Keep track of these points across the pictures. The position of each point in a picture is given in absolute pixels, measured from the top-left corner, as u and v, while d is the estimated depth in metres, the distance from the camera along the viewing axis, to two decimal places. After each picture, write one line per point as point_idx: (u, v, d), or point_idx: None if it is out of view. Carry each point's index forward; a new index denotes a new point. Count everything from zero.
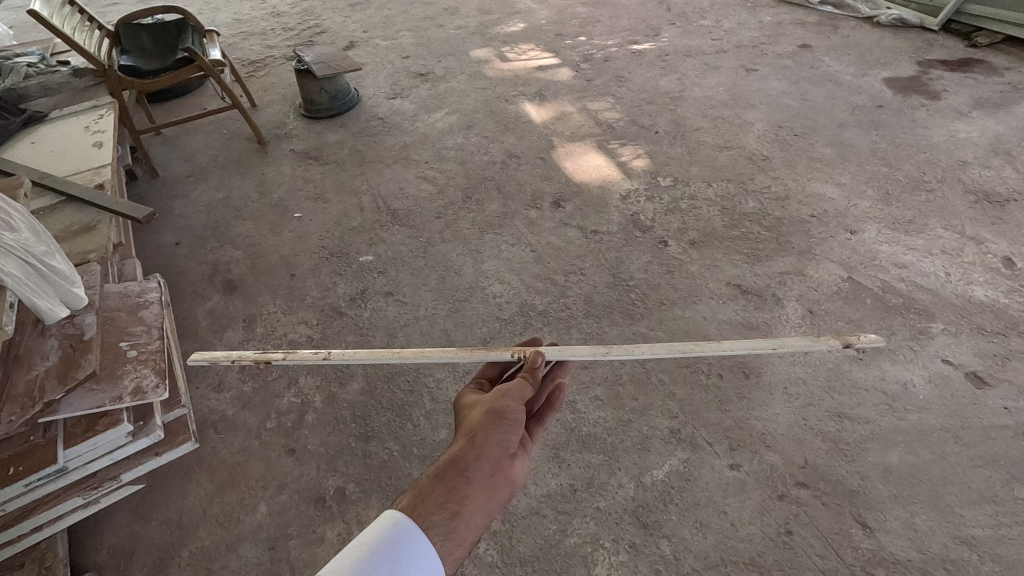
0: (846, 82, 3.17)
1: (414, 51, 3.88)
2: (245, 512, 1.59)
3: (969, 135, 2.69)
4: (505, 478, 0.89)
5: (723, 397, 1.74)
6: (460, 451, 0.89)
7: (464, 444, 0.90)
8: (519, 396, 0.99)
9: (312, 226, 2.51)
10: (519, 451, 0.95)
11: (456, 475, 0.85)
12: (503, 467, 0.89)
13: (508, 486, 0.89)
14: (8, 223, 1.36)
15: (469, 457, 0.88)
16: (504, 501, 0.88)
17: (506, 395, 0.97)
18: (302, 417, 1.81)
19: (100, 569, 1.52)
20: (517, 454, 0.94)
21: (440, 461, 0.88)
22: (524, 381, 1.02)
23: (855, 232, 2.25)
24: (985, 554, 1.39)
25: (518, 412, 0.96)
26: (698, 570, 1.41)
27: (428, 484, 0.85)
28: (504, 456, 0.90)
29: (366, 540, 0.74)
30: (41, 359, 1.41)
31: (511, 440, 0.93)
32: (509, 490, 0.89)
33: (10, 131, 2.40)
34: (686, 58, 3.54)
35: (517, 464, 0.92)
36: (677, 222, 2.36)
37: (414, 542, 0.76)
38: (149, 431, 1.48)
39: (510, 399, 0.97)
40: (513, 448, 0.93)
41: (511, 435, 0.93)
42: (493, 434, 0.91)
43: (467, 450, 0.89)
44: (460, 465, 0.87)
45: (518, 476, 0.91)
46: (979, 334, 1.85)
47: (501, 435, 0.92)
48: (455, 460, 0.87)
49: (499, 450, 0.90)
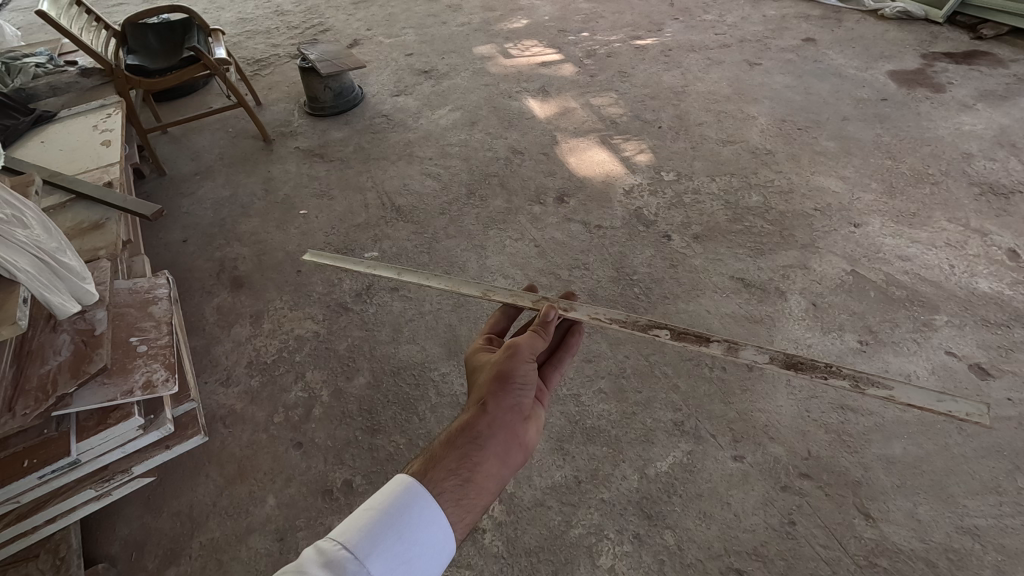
0: (850, 75, 3.16)
1: (418, 48, 3.90)
2: (254, 505, 1.62)
3: (974, 127, 2.68)
4: (517, 444, 0.91)
5: (727, 390, 1.75)
6: (472, 418, 0.90)
7: (476, 410, 0.91)
8: (531, 357, 1.00)
9: (318, 223, 2.53)
10: (531, 414, 0.97)
11: (467, 441, 0.87)
12: (516, 432, 0.91)
13: (520, 450, 0.91)
14: (21, 221, 1.38)
15: (481, 425, 0.89)
16: (517, 465, 0.90)
17: (516, 357, 0.98)
18: (310, 411, 1.83)
19: (112, 560, 1.54)
20: (529, 416, 0.95)
21: (452, 427, 0.90)
22: (535, 340, 1.03)
23: (858, 225, 2.25)
24: (988, 544, 1.40)
25: (528, 374, 0.97)
26: (702, 560, 1.42)
27: (439, 451, 0.87)
28: (515, 420, 0.92)
29: (375, 506, 0.77)
30: (53, 354, 1.43)
31: (523, 402, 0.94)
32: (522, 455, 0.91)
33: (20, 131, 2.43)
34: (689, 53, 3.54)
35: (529, 429, 0.93)
36: (680, 217, 2.37)
37: (424, 508, 0.78)
38: (159, 424, 1.50)
39: (520, 361, 0.97)
40: (524, 411, 0.94)
41: (522, 398, 0.94)
42: (504, 400, 0.92)
43: (479, 417, 0.90)
44: (471, 432, 0.88)
45: (530, 440, 0.93)
46: (983, 326, 1.85)
47: (513, 399, 0.94)
48: (468, 426, 0.89)
49: (511, 415, 0.92)
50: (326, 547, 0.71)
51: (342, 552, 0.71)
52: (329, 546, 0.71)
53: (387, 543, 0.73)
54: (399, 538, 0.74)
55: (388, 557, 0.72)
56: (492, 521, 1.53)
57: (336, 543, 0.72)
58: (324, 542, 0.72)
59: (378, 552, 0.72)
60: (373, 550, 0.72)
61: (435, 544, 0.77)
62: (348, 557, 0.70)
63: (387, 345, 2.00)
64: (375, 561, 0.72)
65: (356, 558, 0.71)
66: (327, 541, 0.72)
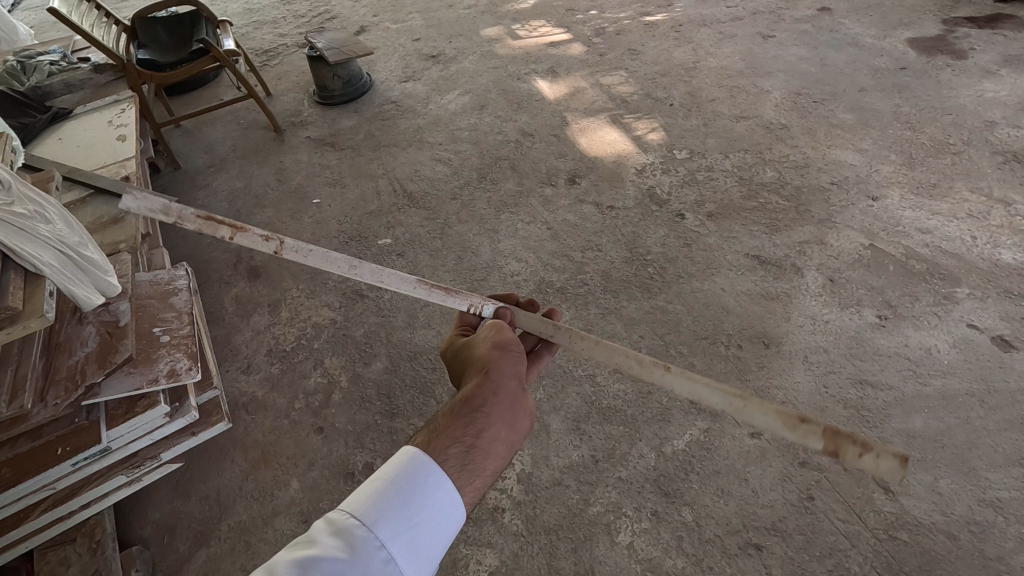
0: (867, 44, 3.07)
1: (424, 33, 3.86)
2: (279, 488, 1.66)
3: (997, 94, 2.60)
4: (522, 409, 0.90)
5: (744, 368, 1.75)
6: (473, 388, 0.89)
7: (477, 380, 0.90)
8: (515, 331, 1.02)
9: (331, 211, 2.55)
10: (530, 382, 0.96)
11: (471, 410, 0.86)
12: (519, 398, 0.90)
13: (526, 416, 0.90)
14: (43, 216, 1.39)
15: (484, 393, 0.88)
16: (524, 432, 0.89)
17: (505, 331, 0.99)
18: (329, 396, 1.86)
19: (146, 542, 1.60)
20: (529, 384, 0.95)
21: (454, 400, 0.88)
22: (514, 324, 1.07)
23: (876, 199, 2.21)
24: (1011, 516, 1.39)
25: (520, 344, 0.98)
26: (720, 535, 1.43)
27: (443, 422, 0.85)
28: (516, 385, 0.91)
29: (382, 476, 0.76)
30: (80, 346, 1.47)
31: (520, 371, 0.93)
32: (528, 419, 0.90)
33: (37, 129, 2.47)
34: (700, 28, 3.46)
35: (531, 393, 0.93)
36: (694, 195, 2.35)
37: (430, 475, 0.77)
38: (184, 412, 1.55)
39: (511, 334, 0.99)
40: (524, 378, 0.94)
41: (519, 365, 0.94)
42: (504, 367, 0.92)
43: (482, 386, 0.89)
44: (475, 401, 0.87)
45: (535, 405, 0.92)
46: (1007, 299, 1.81)
47: (511, 366, 0.93)
48: (471, 396, 0.87)
49: (512, 380, 0.91)
50: (336, 517, 0.72)
51: (351, 520, 0.71)
52: (339, 517, 0.72)
53: (394, 510, 0.73)
54: (407, 504, 0.74)
55: (397, 522, 0.72)
56: (510, 501, 1.56)
57: (346, 513, 0.72)
58: (334, 512, 0.73)
59: (387, 519, 0.72)
60: (381, 517, 0.72)
61: (445, 508, 0.76)
62: (357, 525, 0.71)
63: (403, 330, 2.02)
64: (384, 526, 0.71)
65: (364, 525, 0.71)
66: (337, 512, 0.73)
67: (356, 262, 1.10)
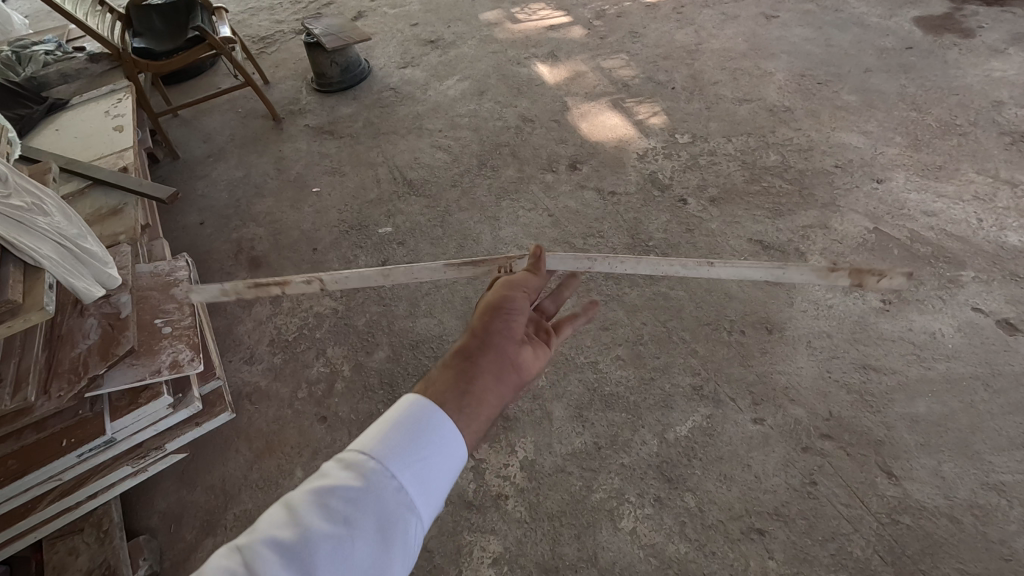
0: (873, 24, 3.02)
1: (423, 18, 3.82)
2: (284, 476, 1.67)
3: (1005, 73, 2.56)
4: (516, 364, 0.87)
5: (746, 354, 1.74)
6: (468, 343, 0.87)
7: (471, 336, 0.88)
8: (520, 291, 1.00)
9: (331, 200, 2.54)
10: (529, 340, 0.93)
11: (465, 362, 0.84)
12: (513, 354, 0.88)
13: (519, 373, 0.88)
14: (41, 209, 1.39)
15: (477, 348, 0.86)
16: (514, 388, 0.87)
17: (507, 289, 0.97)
18: (332, 385, 1.86)
19: (153, 532, 1.61)
20: (527, 341, 0.92)
21: (450, 353, 0.86)
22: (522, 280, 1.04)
23: (881, 181, 2.19)
24: (1014, 500, 1.39)
25: (519, 300, 0.96)
26: (722, 521, 1.44)
27: (438, 372, 0.83)
28: (511, 342, 0.89)
29: (390, 416, 0.73)
30: (82, 338, 1.47)
31: (516, 327, 0.91)
32: (520, 377, 0.88)
33: (34, 121, 2.46)
34: (703, 9, 3.41)
35: (528, 350, 0.90)
36: (696, 179, 2.33)
37: (428, 416, 0.74)
38: (188, 403, 1.55)
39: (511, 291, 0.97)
40: (521, 337, 0.91)
41: (516, 322, 0.92)
42: (498, 322, 0.90)
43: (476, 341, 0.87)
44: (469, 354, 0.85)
45: (529, 362, 0.90)
46: (1012, 281, 1.80)
47: (507, 323, 0.91)
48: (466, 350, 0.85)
49: (507, 336, 0.89)
50: (346, 454, 0.70)
51: (360, 455, 0.69)
52: (349, 453, 0.70)
53: (403, 446, 0.70)
54: (415, 439, 0.71)
55: (407, 455, 0.70)
56: (514, 488, 1.56)
57: (355, 449, 0.70)
58: (345, 451, 0.70)
59: (396, 453, 0.69)
60: (390, 452, 0.69)
61: (448, 446, 0.74)
62: (366, 459, 0.68)
63: (404, 320, 2.01)
64: (393, 459, 0.69)
65: (374, 458, 0.68)
66: (347, 450, 0.70)
67: (389, 270, 1.30)
